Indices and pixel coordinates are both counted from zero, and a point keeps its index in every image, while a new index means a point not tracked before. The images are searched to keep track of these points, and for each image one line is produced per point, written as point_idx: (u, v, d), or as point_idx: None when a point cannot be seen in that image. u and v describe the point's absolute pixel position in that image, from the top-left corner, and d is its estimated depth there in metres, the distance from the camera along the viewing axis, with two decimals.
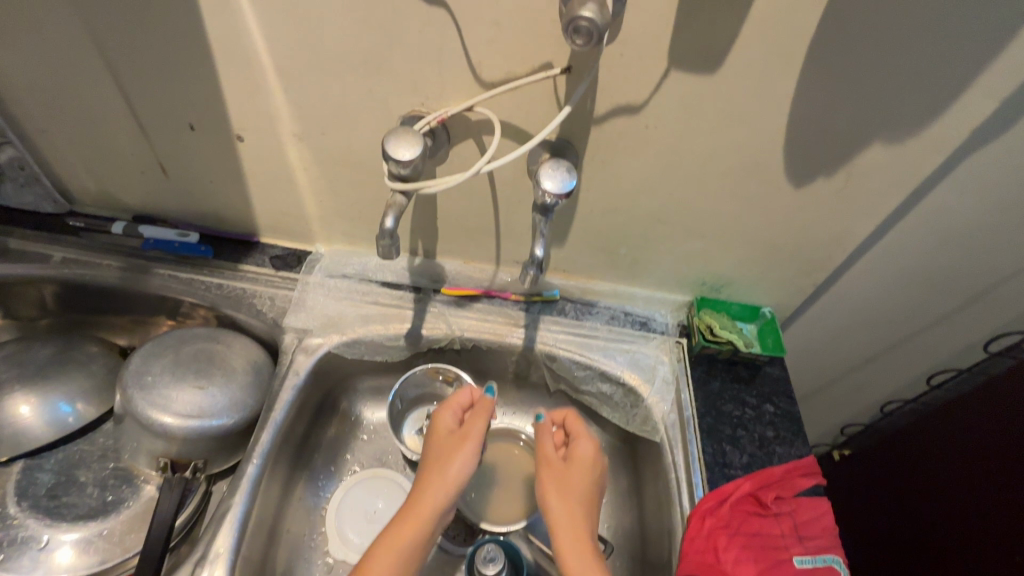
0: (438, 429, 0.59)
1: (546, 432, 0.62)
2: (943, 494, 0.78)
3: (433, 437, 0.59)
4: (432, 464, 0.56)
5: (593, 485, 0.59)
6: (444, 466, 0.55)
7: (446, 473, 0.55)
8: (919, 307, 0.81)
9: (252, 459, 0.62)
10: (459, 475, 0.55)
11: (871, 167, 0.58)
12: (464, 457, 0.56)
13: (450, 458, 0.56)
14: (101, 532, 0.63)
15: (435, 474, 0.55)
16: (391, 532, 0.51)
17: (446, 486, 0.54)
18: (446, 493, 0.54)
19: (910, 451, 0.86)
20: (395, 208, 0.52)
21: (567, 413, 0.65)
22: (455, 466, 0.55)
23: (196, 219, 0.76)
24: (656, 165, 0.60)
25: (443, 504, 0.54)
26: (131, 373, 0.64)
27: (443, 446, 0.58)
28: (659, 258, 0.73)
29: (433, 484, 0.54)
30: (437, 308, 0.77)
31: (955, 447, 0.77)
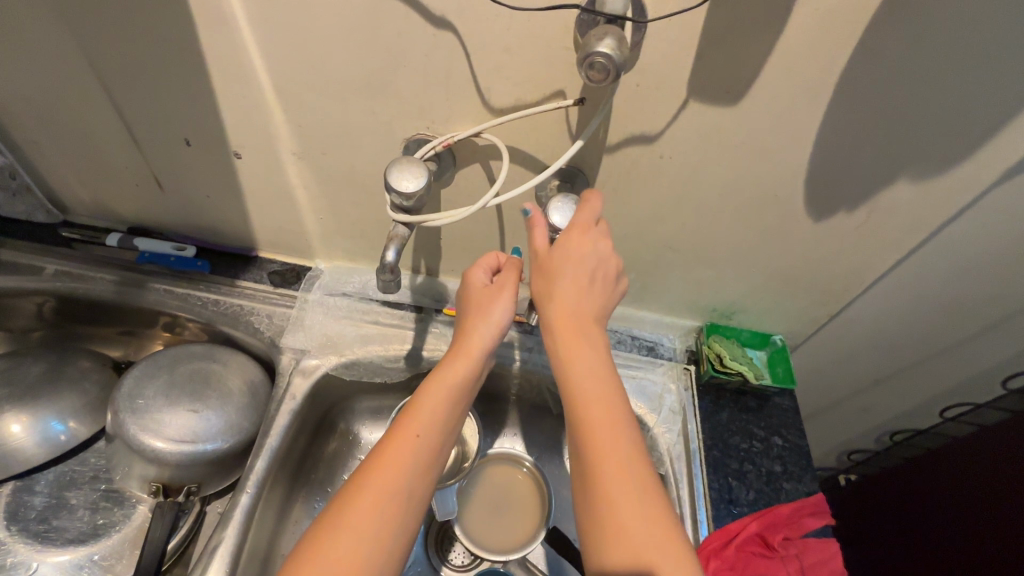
0: (473, 283, 0.56)
1: (538, 225, 0.50)
2: (947, 534, 0.76)
3: (467, 289, 0.56)
4: (472, 306, 0.55)
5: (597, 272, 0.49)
6: (486, 308, 0.54)
7: (489, 312, 0.53)
8: (935, 337, 0.79)
9: (246, 488, 0.60)
10: (505, 317, 0.54)
11: (897, 201, 0.55)
12: (504, 296, 0.54)
13: (494, 299, 0.54)
14: (92, 557, 0.62)
15: (477, 313, 0.54)
16: (439, 367, 0.52)
17: (493, 326, 0.53)
18: (494, 331, 0.53)
19: (917, 485, 0.83)
20: (398, 239, 0.50)
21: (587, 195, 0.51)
22: (500, 304, 0.54)
23: (193, 232, 0.74)
24: (670, 194, 0.58)
25: (491, 341, 0.53)
26: (124, 395, 0.63)
27: (479, 287, 0.55)
28: (670, 284, 0.71)
29: (476, 324, 0.53)
30: (438, 329, 0.74)
31: (963, 485, 0.75)
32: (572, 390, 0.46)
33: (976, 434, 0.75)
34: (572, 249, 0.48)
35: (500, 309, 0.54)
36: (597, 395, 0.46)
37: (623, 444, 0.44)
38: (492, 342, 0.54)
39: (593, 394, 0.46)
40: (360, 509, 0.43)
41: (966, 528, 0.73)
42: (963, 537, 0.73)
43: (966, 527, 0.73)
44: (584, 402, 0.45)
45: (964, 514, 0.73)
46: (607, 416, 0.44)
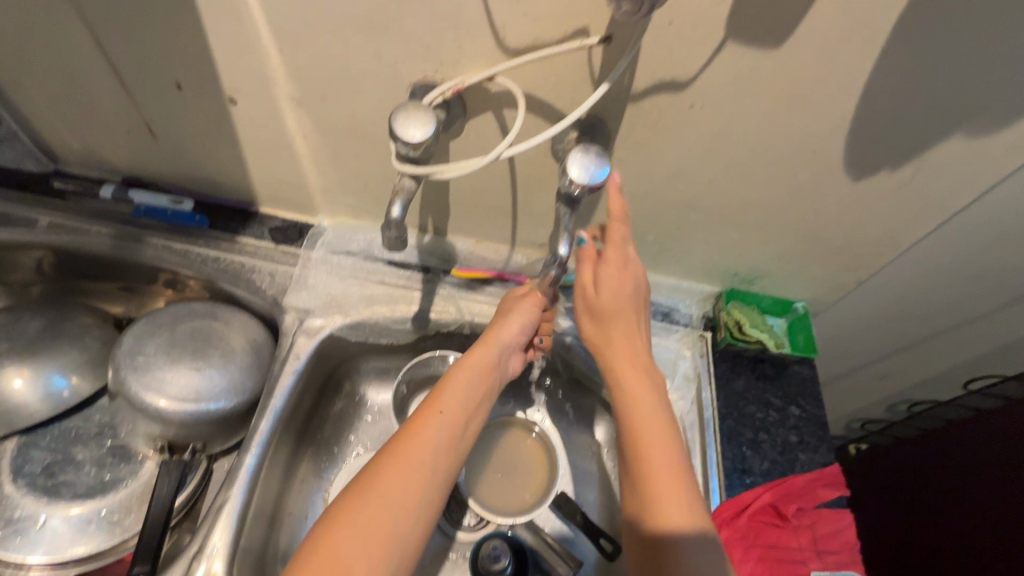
0: (513, 295, 0.61)
1: (586, 259, 0.55)
2: (959, 506, 0.75)
3: (506, 299, 0.61)
4: (497, 314, 0.59)
5: (637, 298, 0.54)
6: (510, 313, 0.58)
7: (513, 316, 0.58)
8: (964, 306, 0.76)
9: (251, 449, 0.59)
10: (527, 325, 0.58)
11: (946, 160, 0.51)
12: (528, 308, 0.59)
13: (518, 308, 0.59)
14: (100, 511, 0.62)
15: (502, 318, 0.58)
16: (465, 356, 0.54)
17: (517, 326, 0.57)
18: (517, 331, 0.57)
19: (931, 457, 0.82)
20: (404, 194, 0.46)
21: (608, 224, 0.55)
22: (523, 311, 0.58)
23: (191, 184, 0.71)
24: (698, 149, 0.53)
25: (513, 341, 0.57)
26: (124, 352, 0.61)
27: (508, 299, 0.60)
28: (690, 247, 0.67)
29: (501, 324, 0.57)
30: (446, 291, 0.72)
31: (978, 459, 0.73)
32: (634, 413, 0.50)
33: (1001, 408, 0.72)
34: (610, 284, 0.53)
35: (523, 315, 0.58)
36: (654, 418, 0.50)
37: (674, 464, 0.48)
38: (513, 342, 0.58)
39: (651, 419, 0.50)
40: (388, 476, 0.44)
41: (979, 502, 0.72)
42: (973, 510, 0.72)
43: (979, 502, 0.72)
44: (642, 421, 0.50)
45: (979, 489, 0.72)
46: (661, 436, 0.49)
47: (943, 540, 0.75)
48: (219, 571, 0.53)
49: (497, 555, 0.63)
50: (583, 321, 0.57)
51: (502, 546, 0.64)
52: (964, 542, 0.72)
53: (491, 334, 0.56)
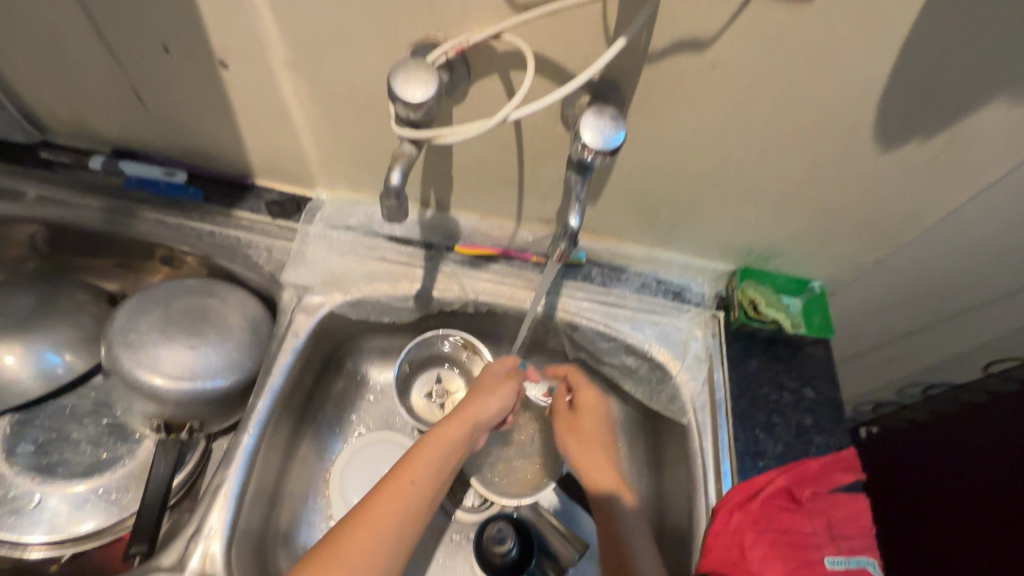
0: (492, 371, 0.62)
1: (563, 399, 0.68)
2: (977, 492, 0.71)
3: (488, 373, 0.62)
4: (477, 388, 0.60)
5: (604, 430, 0.65)
6: (492, 390, 0.60)
7: (493, 393, 0.60)
8: (989, 287, 0.73)
9: (247, 429, 0.57)
10: (504, 402, 0.60)
11: (984, 128, 0.47)
12: (508, 387, 0.61)
13: (498, 386, 0.61)
14: (97, 490, 0.61)
15: (482, 393, 0.59)
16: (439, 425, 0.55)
17: (496, 402, 0.59)
18: (495, 407, 0.59)
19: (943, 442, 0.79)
20: (403, 159, 0.44)
21: (567, 368, 0.69)
22: (503, 390, 0.60)
23: (183, 156, 0.68)
24: (718, 117, 0.50)
25: (491, 419, 0.58)
26: (117, 329, 0.59)
27: (488, 375, 0.62)
28: (705, 224, 0.64)
29: (481, 399, 0.59)
30: (449, 268, 0.69)
31: (995, 443, 0.70)
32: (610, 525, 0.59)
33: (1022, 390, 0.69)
34: (580, 421, 0.66)
35: (503, 392, 0.60)
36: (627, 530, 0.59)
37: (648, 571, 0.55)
38: (489, 420, 0.58)
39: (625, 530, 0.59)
40: (353, 543, 0.45)
41: (997, 488, 0.68)
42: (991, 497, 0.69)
43: (999, 487, 0.68)
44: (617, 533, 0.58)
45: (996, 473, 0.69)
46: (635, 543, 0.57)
47: (959, 528, 0.72)
48: (217, 552, 0.51)
49: (502, 539, 0.62)
50: (563, 443, 0.66)
51: (507, 530, 0.62)
52: (983, 530, 0.68)
53: (470, 407, 0.57)
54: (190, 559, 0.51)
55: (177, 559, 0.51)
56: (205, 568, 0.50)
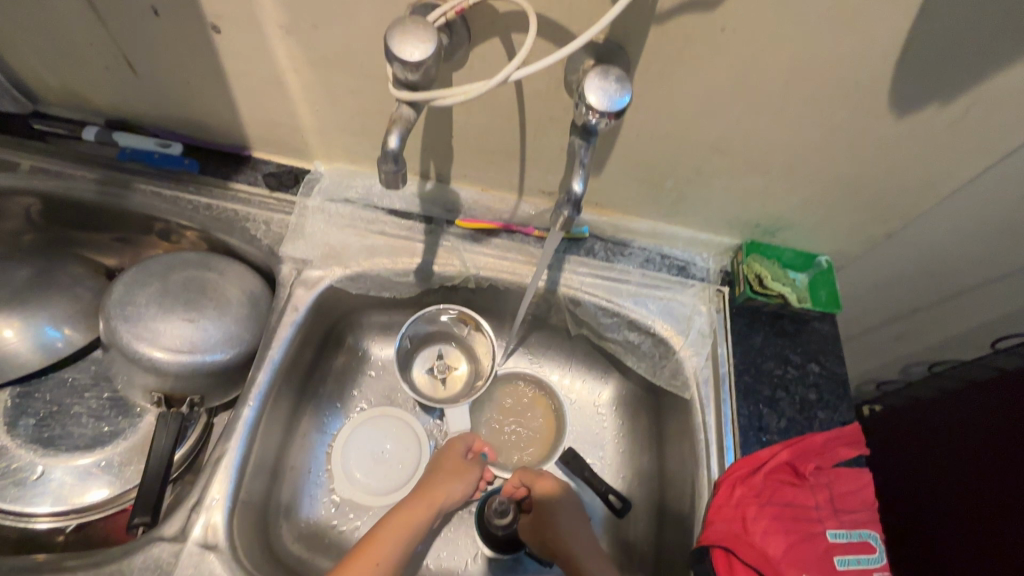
0: (450, 457, 0.64)
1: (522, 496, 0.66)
2: (982, 471, 0.70)
3: (444, 458, 0.64)
4: (441, 471, 0.63)
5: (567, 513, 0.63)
6: (454, 474, 0.63)
7: (456, 478, 0.63)
8: (1000, 263, 0.71)
9: (248, 402, 0.57)
10: (463, 491, 0.63)
11: (1006, 92, 0.46)
12: (469, 472, 0.64)
13: (462, 471, 0.64)
14: (99, 463, 0.61)
15: (446, 477, 0.62)
16: (400, 512, 0.58)
17: (458, 489, 0.62)
18: (457, 493, 0.62)
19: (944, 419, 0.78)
20: (401, 123, 0.42)
21: (522, 471, 0.65)
22: (467, 476, 0.64)
23: (178, 127, 0.67)
24: (728, 82, 0.48)
25: (447, 503, 0.61)
26: (114, 303, 0.59)
27: (450, 455, 0.64)
28: (711, 196, 0.63)
29: (444, 485, 0.62)
30: (450, 242, 0.68)
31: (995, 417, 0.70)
32: None
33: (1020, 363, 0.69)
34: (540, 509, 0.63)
35: (466, 479, 0.63)
36: None
37: None
38: (446, 505, 0.61)
39: None
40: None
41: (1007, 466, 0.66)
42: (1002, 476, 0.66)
43: (994, 471, 0.68)
44: None
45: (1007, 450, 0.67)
46: None
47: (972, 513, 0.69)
48: (220, 523, 0.51)
49: (503, 509, 0.64)
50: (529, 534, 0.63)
51: (506, 499, 0.65)
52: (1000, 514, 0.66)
53: (433, 494, 0.60)
54: (192, 529, 0.51)
55: (179, 529, 0.51)
56: (207, 538, 0.50)
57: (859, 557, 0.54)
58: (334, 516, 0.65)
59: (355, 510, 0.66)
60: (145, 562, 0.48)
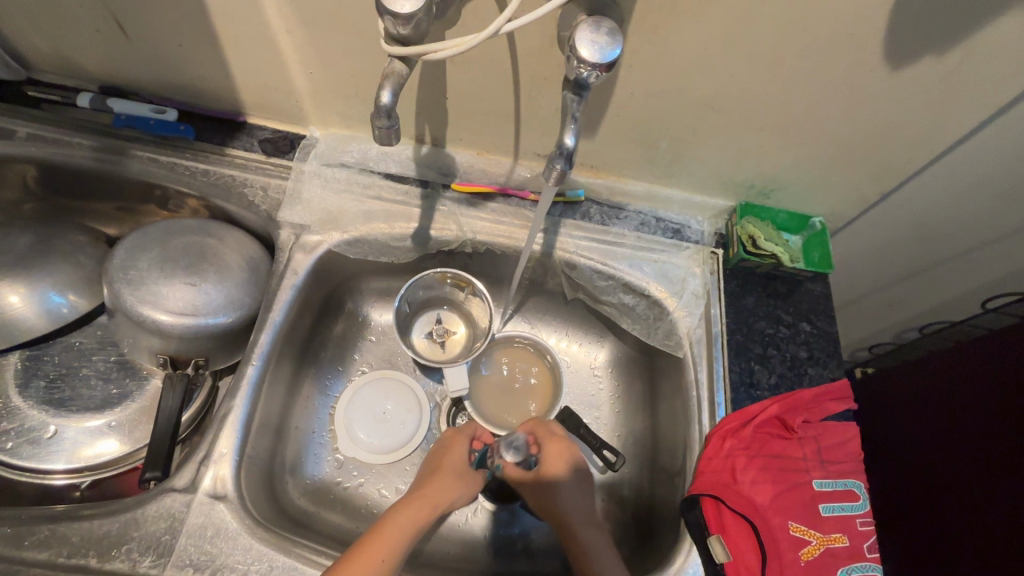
0: (457, 451, 0.62)
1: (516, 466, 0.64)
2: (994, 427, 0.65)
3: (451, 454, 0.62)
4: (445, 469, 0.60)
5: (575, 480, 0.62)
6: (461, 475, 0.60)
7: (461, 479, 0.60)
8: (994, 223, 0.71)
9: (251, 361, 0.59)
10: (467, 494, 0.59)
11: (999, 43, 0.45)
12: (472, 476, 0.61)
13: (467, 476, 0.61)
14: (109, 423, 0.63)
15: (453, 476, 0.59)
16: (408, 504, 0.54)
17: (464, 490, 0.59)
18: (461, 493, 0.59)
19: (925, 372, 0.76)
20: (394, 78, 0.42)
21: (534, 422, 0.66)
22: (470, 481, 0.60)
23: (173, 93, 0.67)
24: (722, 36, 0.48)
25: (452, 503, 0.58)
26: (117, 267, 0.60)
27: (453, 453, 0.62)
28: (706, 156, 0.63)
29: (452, 483, 0.58)
30: (446, 207, 0.69)
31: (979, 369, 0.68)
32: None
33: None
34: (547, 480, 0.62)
35: (470, 484, 0.60)
36: None
37: None
38: (450, 503, 0.57)
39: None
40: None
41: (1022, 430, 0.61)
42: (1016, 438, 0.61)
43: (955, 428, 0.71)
44: None
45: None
46: None
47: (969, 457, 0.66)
48: (228, 475, 0.54)
49: (516, 452, 0.63)
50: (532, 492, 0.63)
51: (524, 445, 0.63)
52: (1002, 471, 0.62)
53: (439, 490, 0.57)
54: (202, 481, 0.53)
55: (188, 481, 0.52)
56: (217, 488, 0.53)
57: (844, 505, 0.56)
58: (338, 474, 0.67)
59: (358, 467, 0.68)
60: (158, 511, 0.51)
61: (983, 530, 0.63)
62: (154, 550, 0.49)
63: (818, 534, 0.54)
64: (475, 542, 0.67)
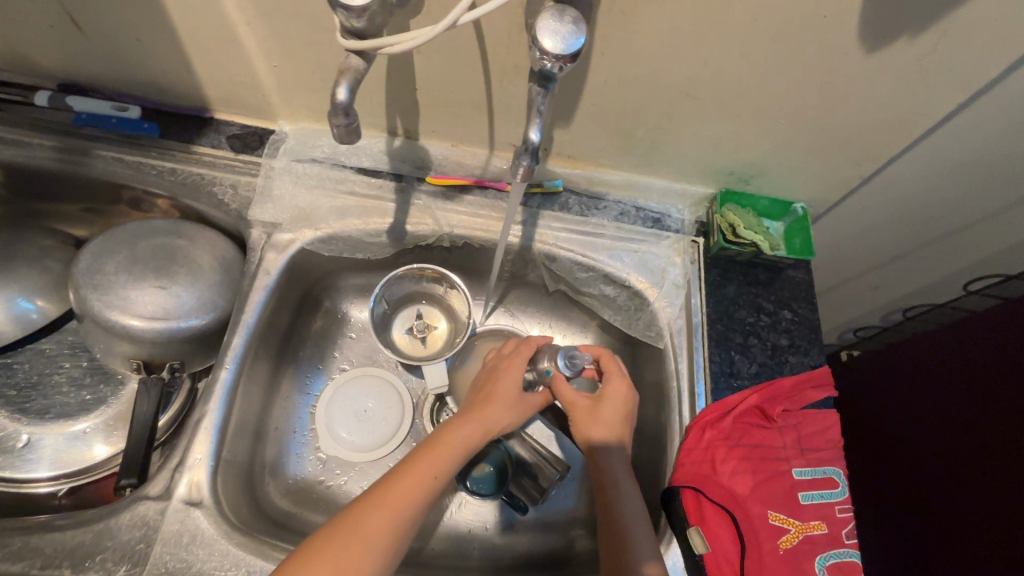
0: (511, 373, 0.58)
1: (561, 383, 0.59)
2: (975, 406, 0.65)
3: (506, 376, 0.58)
4: (497, 393, 0.57)
5: (627, 418, 0.59)
6: (513, 398, 0.57)
7: (513, 405, 0.57)
8: (976, 205, 0.71)
9: (225, 364, 0.58)
10: (520, 419, 0.57)
11: (974, 23, 0.44)
12: (525, 401, 0.58)
13: (520, 400, 0.57)
14: (84, 429, 0.63)
15: (506, 402, 0.56)
16: (456, 428, 0.53)
17: (516, 416, 0.57)
18: (515, 417, 0.57)
19: (906, 354, 0.77)
20: (350, 74, 0.41)
21: (602, 351, 0.63)
22: (523, 405, 0.57)
23: (135, 89, 0.64)
24: (693, 20, 0.46)
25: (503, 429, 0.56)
26: (83, 271, 0.58)
27: (506, 378, 0.58)
28: (683, 143, 0.62)
29: (504, 410, 0.56)
30: (421, 201, 0.67)
31: (961, 347, 0.68)
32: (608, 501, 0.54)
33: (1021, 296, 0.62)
34: (601, 413, 0.58)
35: (522, 408, 0.57)
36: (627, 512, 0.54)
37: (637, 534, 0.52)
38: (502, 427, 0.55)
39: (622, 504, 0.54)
40: (369, 520, 0.45)
41: (1008, 411, 0.60)
42: (1001, 421, 0.61)
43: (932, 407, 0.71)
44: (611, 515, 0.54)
45: (1016, 400, 0.59)
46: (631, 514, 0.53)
47: (952, 436, 0.66)
48: (203, 480, 0.53)
49: (572, 365, 0.58)
50: (580, 417, 0.58)
51: (584, 362, 0.59)
52: (979, 450, 0.63)
53: (490, 414, 0.55)
54: (177, 487, 0.52)
55: (163, 489, 0.52)
56: (192, 495, 0.52)
57: (823, 492, 0.56)
58: (320, 472, 0.67)
59: (341, 466, 0.68)
60: (132, 519, 0.50)
61: (960, 505, 0.64)
62: (129, 559, 0.49)
63: (797, 521, 0.54)
64: (459, 537, 0.67)
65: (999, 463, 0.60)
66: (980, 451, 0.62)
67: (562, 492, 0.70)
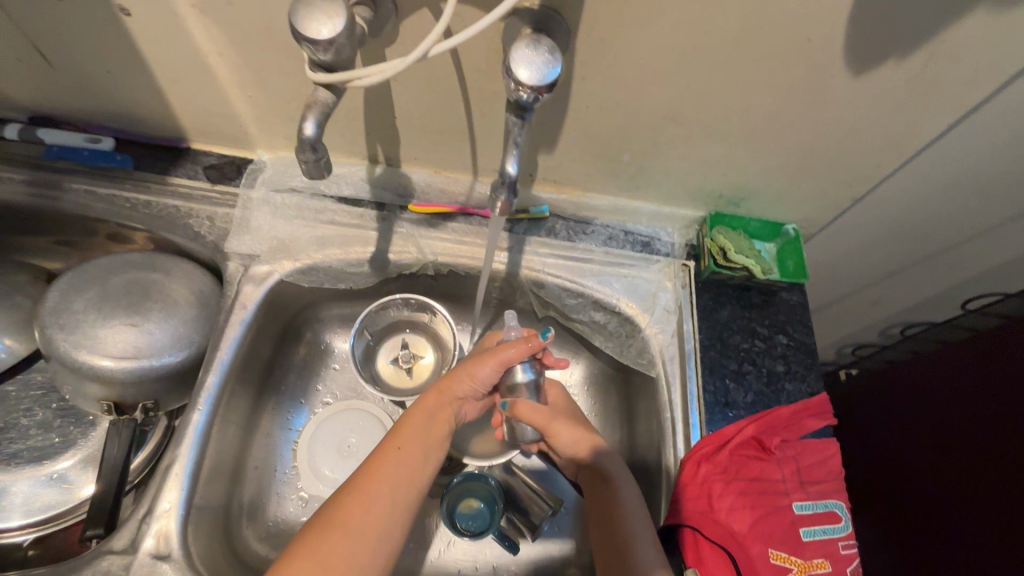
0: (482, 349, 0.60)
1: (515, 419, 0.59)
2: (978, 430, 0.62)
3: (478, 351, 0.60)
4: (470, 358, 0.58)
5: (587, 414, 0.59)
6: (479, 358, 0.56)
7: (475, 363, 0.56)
8: (970, 222, 0.69)
9: (198, 406, 0.55)
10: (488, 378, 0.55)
11: (961, 44, 0.43)
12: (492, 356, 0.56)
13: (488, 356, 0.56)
14: (51, 475, 0.60)
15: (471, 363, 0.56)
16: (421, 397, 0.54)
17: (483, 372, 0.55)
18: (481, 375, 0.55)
19: (906, 374, 0.75)
20: (317, 108, 0.40)
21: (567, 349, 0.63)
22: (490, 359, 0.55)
23: (109, 120, 0.63)
24: (674, 46, 0.45)
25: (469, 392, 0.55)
26: (51, 310, 0.56)
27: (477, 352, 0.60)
28: (670, 166, 0.60)
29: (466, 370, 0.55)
30: (404, 229, 0.66)
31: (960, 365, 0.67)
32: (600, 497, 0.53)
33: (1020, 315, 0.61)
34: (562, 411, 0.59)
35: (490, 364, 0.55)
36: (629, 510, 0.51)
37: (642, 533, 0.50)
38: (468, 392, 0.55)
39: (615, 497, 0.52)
40: (348, 509, 0.44)
41: (1015, 434, 0.58)
42: (1004, 446, 0.59)
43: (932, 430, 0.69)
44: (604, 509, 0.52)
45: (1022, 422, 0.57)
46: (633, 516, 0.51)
47: (958, 461, 0.64)
48: (173, 530, 0.50)
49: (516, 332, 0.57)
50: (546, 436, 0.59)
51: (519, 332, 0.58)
52: (984, 475, 0.61)
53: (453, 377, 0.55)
54: (144, 540, 0.49)
55: (128, 542, 0.49)
56: (159, 547, 0.49)
57: (825, 527, 0.54)
58: (302, 513, 0.64)
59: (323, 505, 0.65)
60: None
61: (972, 532, 0.61)
62: None
63: (799, 560, 0.52)
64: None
65: (1005, 489, 0.58)
66: (987, 478, 0.60)
67: (555, 527, 0.67)
